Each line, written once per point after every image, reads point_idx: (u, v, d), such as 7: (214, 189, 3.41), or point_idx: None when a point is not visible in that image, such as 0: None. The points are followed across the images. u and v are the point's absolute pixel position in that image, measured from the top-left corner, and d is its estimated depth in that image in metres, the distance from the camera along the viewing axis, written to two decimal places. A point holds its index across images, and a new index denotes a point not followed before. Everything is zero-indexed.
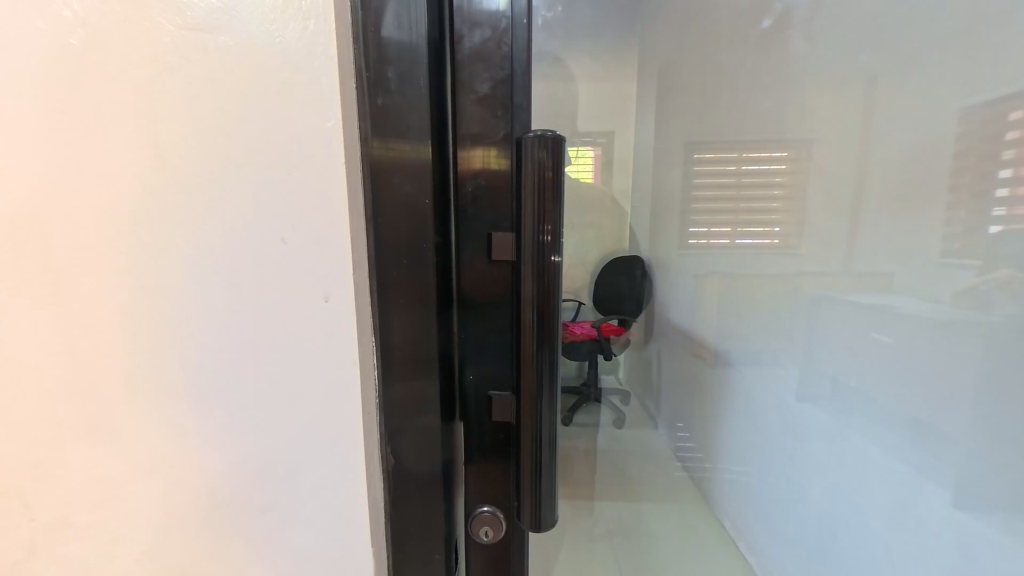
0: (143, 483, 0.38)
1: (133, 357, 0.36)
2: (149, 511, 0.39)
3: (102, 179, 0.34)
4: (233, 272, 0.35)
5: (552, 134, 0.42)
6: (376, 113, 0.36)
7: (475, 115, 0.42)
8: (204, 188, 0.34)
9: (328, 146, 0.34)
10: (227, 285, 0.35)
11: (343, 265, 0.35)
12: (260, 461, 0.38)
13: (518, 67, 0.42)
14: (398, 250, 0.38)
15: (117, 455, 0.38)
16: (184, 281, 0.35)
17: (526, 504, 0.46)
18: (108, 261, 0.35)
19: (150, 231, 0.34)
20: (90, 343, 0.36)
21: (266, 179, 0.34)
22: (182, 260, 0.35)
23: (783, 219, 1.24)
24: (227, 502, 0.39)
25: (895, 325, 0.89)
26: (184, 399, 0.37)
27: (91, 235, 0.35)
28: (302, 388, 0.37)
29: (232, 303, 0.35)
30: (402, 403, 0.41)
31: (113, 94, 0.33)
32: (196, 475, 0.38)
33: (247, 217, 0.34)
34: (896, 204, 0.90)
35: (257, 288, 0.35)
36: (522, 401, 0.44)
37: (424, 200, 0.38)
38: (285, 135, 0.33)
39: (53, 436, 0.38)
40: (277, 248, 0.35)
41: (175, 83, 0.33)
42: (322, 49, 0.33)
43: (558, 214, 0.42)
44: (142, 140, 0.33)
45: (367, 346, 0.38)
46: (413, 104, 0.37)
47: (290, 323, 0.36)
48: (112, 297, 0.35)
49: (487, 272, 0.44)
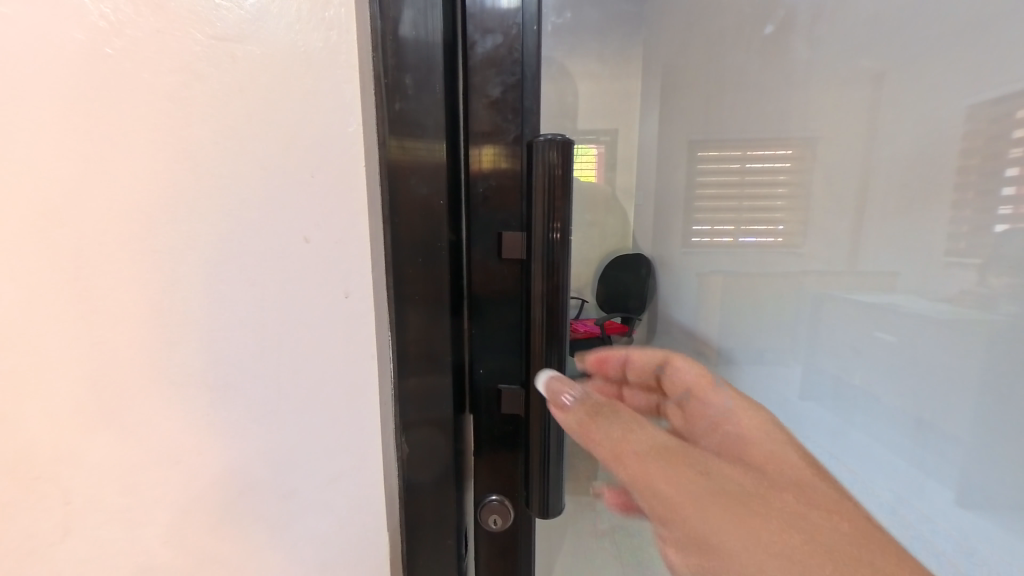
0: (170, 470, 0.40)
1: (160, 352, 0.38)
2: (177, 497, 0.41)
3: (131, 179, 0.36)
4: (260, 266, 0.37)
5: (561, 137, 0.44)
6: (393, 116, 0.38)
7: (486, 118, 0.43)
8: (228, 190, 0.36)
9: (347, 149, 0.36)
10: (253, 283, 0.37)
11: (362, 262, 0.37)
12: (280, 451, 0.40)
13: (527, 71, 0.44)
14: (414, 248, 0.40)
15: (146, 444, 0.40)
16: (212, 278, 0.37)
17: (534, 488, 0.49)
18: (137, 259, 0.37)
19: (177, 231, 0.36)
20: (121, 336, 0.38)
21: (289, 181, 0.35)
22: (211, 258, 0.37)
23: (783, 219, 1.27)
24: (251, 489, 0.41)
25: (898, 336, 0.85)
26: (213, 391, 0.39)
27: (122, 233, 0.36)
28: (322, 379, 0.39)
29: (256, 298, 0.37)
30: (417, 395, 0.43)
31: (148, 99, 0.35)
32: (220, 463, 0.40)
33: (272, 217, 0.36)
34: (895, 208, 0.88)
35: (282, 283, 0.37)
36: (531, 392, 0.46)
37: (437, 201, 0.41)
38: (307, 139, 0.35)
39: (85, 423, 0.40)
40: (301, 244, 0.36)
41: (204, 88, 0.34)
42: (344, 57, 0.35)
43: (566, 212, 0.44)
44: (172, 143, 0.35)
45: (383, 338, 0.40)
46: (430, 109, 0.39)
47: (310, 319, 0.37)
48: (143, 292, 0.37)
49: (496, 269, 0.46)
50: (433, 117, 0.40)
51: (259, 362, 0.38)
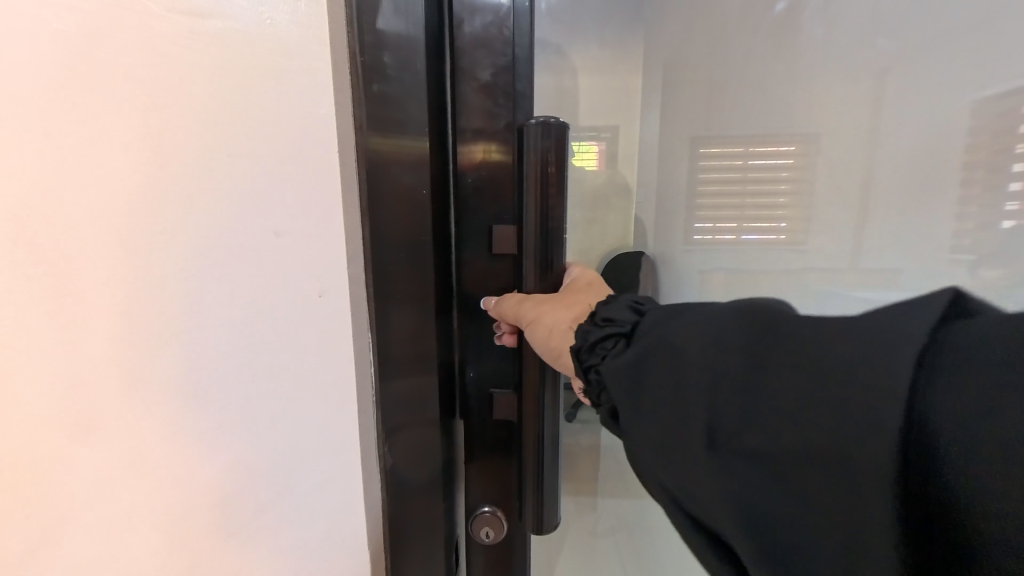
0: (145, 509, 0.35)
1: (134, 375, 0.33)
2: (152, 537, 0.36)
3: (106, 177, 0.30)
4: (231, 267, 0.33)
5: (558, 122, 0.40)
6: (373, 97, 0.33)
7: (476, 104, 0.40)
8: (201, 183, 0.32)
9: (323, 142, 0.34)
10: (220, 285, 0.33)
11: (338, 255, 0.36)
12: (261, 464, 0.37)
13: (520, 52, 0.41)
14: (399, 242, 0.36)
15: (115, 487, 0.34)
16: (178, 284, 0.32)
17: (529, 502, 0.46)
18: (108, 267, 0.31)
19: (148, 232, 0.31)
20: (91, 363, 0.32)
21: (262, 172, 0.33)
22: (179, 261, 0.32)
23: (734, 217, 0.71)
24: (233, 512, 0.37)
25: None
26: (183, 412, 0.34)
27: (93, 237, 0.31)
28: (300, 381, 0.37)
29: (225, 302, 0.34)
30: (403, 400, 0.39)
31: (117, 82, 0.29)
32: (199, 491, 0.36)
33: (241, 211, 0.33)
34: (830, 206, 0.52)
35: (255, 285, 0.34)
36: (524, 396, 0.43)
37: (423, 191, 0.36)
38: (280, 128, 0.33)
39: (41, 475, 0.32)
40: (271, 241, 0.34)
41: (177, 71, 0.30)
42: (316, 32, 0.33)
43: (561, 209, 0.41)
44: (145, 130, 0.30)
45: (360, 344, 0.38)
46: (414, 91, 0.35)
47: (285, 319, 0.35)
48: (113, 306, 0.32)
49: (488, 266, 0.44)
50: (413, 99, 0.35)
51: (235, 373, 0.35)
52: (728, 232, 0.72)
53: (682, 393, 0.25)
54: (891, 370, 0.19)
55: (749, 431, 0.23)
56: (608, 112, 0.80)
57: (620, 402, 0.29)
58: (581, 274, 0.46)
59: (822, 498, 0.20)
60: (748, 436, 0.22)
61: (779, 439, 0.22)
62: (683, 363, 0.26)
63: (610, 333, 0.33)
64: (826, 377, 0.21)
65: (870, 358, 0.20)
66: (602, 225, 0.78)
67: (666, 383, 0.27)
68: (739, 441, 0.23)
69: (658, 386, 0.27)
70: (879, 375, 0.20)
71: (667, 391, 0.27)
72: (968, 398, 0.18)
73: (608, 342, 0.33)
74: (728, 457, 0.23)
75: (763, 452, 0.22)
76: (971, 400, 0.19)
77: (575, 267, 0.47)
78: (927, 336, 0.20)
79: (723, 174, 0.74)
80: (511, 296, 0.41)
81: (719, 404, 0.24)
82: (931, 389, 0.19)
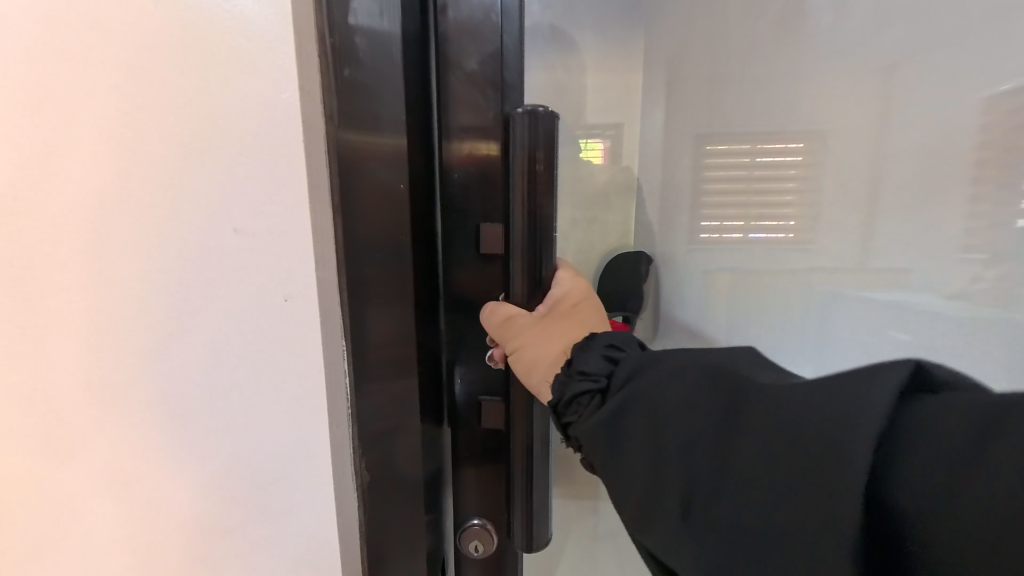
0: (131, 524, 0.33)
1: (116, 387, 0.31)
2: (139, 554, 0.34)
3: (85, 180, 0.28)
4: (186, 269, 0.31)
5: (544, 111, 0.37)
6: (347, 85, 0.30)
7: (461, 94, 0.38)
8: (172, 183, 0.30)
9: (286, 133, 0.30)
10: (175, 289, 0.31)
11: (306, 252, 0.32)
12: (239, 481, 0.34)
13: (508, 40, 0.38)
14: (375, 243, 0.33)
15: (104, 499, 0.33)
16: (127, 288, 0.30)
17: (517, 514, 0.44)
18: (89, 275, 0.29)
19: (126, 238, 0.30)
20: (73, 374, 0.30)
21: (215, 166, 0.30)
22: (128, 264, 0.30)
23: (738, 214, 0.62)
24: (218, 530, 0.35)
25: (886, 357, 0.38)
26: (141, 425, 0.32)
27: (76, 246, 0.29)
28: (275, 392, 0.33)
29: (179, 307, 0.31)
30: (385, 407, 0.36)
31: (91, 77, 0.28)
32: (184, 509, 0.34)
33: (211, 211, 0.30)
34: (841, 206, 0.44)
35: (212, 288, 0.31)
36: (512, 403, 0.42)
37: (400, 187, 0.33)
38: (251, 120, 0.30)
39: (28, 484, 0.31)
40: (232, 240, 0.31)
41: (149, 67, 0.28)
42: (280, 11, 0.29)
43: (550, 206, 0.39)
44: (87, 125, 0.28)
45: (333, 355, 0.34)
46: (387, 78, 0.32)
47: (257, 323, 0.32)
48: (89, 315, 0.30)
49: (477, 266, 0.41)
50: (388, 87, 0.32)
51: (213, 384, 0.33)
52: (734, 229, 0.63)
53: (661, 463, 0.27)
54: (848, 456, 0.20)
55: (723, 505, 0.24)
56: (609, 112, 0.88)
57: (600, 460, 0.31)
58: (572, 286, 0.41)
59: (771, 559, 0.22)
60: (717, 508, 0.24)
61: (739, 510, 0.24)
62: (660, 435, 0.28)
63: (583, 389, 0.33)
64: (783, 460, 0.23)
65: (827, 452, 0.21)
66: (603, 226, 0.88)
67: (643, 451, 0.28)
68: (710, 510, 0.25)
69: (638, 452, 0.29)
70: (844, 453, 0.21)
71: (643, 459, 0.28)
72: (938, 461, 0.19)
73: (584, 395, 0.33)
74: (698, 524, 0.25)
75: (726, 524, 0.24)
76: (930, 476, 0.19)
77: (563, 276, 0.42)
78: (884, 421, 0.20)
79: (728, 171, 0.65)
80: (496, 313, 0.39)
81: (695, 476, 0.26)
82: (887, 472, 0.20)
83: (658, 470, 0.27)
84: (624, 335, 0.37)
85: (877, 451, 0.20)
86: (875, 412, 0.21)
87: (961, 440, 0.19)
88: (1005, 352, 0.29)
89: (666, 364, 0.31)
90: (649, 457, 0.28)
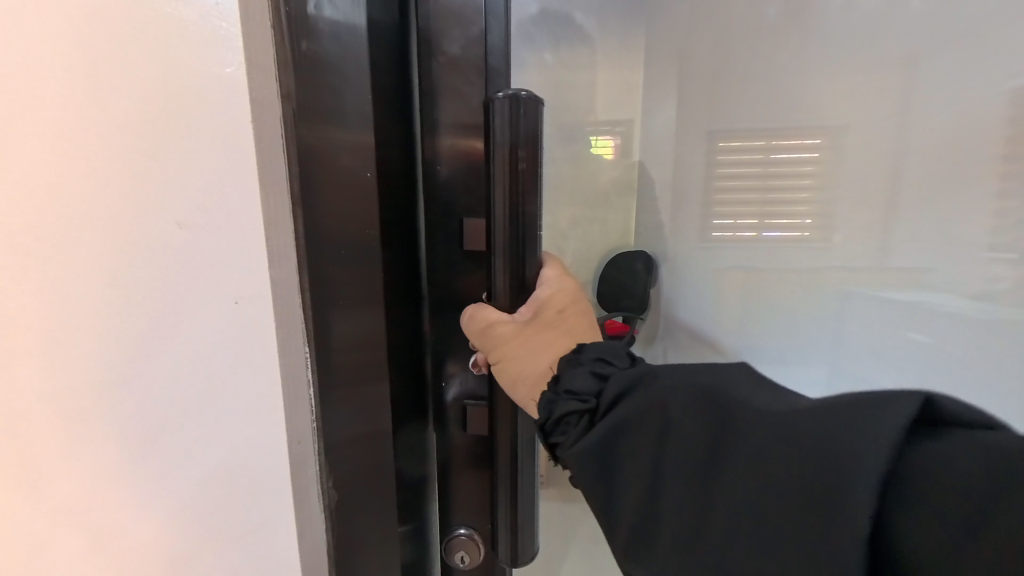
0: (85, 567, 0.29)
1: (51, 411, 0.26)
2: None
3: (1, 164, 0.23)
4: (125, 270, 0.25)
5: (528, 96, 0.34)
6: (302, 60, 0.27)
7: (443, 81, 0.36)
8: (106, 167, 0.23)
9: (232, 95, 0.24)
10: (111, 297, 0.25)
11: (257, 253, 0.25)
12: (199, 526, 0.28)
13: (494, 21, 0.35)
14: (336, 240, 0.30)
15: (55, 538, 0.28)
16: (53, 298, 0.24)
17: (502, 527, 0.41)
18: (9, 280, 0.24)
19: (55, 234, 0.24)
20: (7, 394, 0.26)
21: (156, 144, 0.23)
22: (53, 270, 0.24)
23: (754, 211, 0.56)
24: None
25: (892, 358, 0.36)
26: (78, 464, 0.27)
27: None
28: (231, 423, 0.27)
29: (119, 317, 0.25)
30: (353, 412, 0.32)
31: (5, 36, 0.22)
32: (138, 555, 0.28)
33: (154, 203, 0.24)
34: (852, 203, 0.40)
35: (161, 294, 0.25)
36: (497, 408, 0.39)
37: (365, 174, 0.30)
38: (188, 83, 0.23)
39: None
40: (178, 238, 0.24)
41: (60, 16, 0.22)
42: None
43: (534, 204, 0.35)
44: None
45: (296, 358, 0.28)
46: (348, 49, 0.29)
47: (207, 338, 0.26)
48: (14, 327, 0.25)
49: (460, 263, 0.39)
50: (351, 62, 0.29)
51: (159, 413, 0.26)
52: (749, 228, 0.58)
53: (656, 498, 0.25)
54: (851, 501, 0.19)
55: (720, 544, 0.23)
56: (615, 110, 0.87)
57: (584, 490, 0.28)
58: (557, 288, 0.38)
59: None
60: (715, 548, 0.23)
61: (739, 549, 0.22)
62: (656, 468, 0.25)
63: (570, 409, 0.30)
64: (782, 495, 0.21)
65: (835, 496, 0.20)
66: (602, 223, 0.87)
67: (637, 485, 0.26)
68: (707, 549, 0.23)
69: (631, 486, 0.26)
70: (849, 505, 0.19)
71: (637, 492, 0.26)
72: (946, 529, 0.18)
73: (569, 416, 0.30)
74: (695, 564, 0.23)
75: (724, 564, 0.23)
76: (942, 530, 0.18)
77: (549, 275, 0.39)
78: (898, 454, 0.19)
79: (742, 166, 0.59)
80: (476, 319, 0.36)
81: (695, 514, 0.24)
82: (897, 510, 0.19)
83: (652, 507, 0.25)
84: (612, 346, 0.34)
85: (886, 488, 0.19)
86: (874, 461, 0.19)
87: (980, 481, 0.17)
88: (1004, 351, 0.28)
89: (660, 383, 0.28)
90: (643, 493, 0.25)
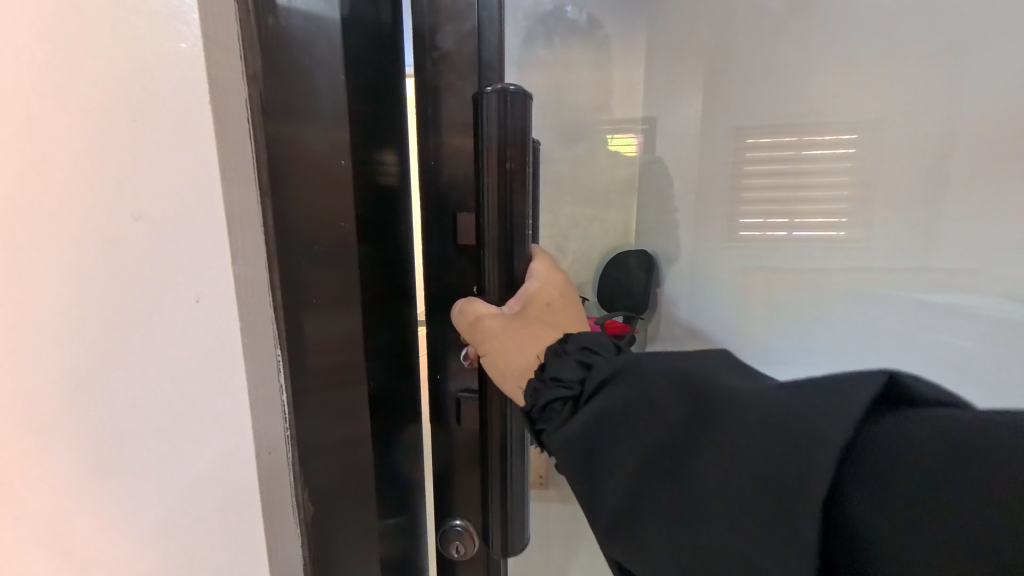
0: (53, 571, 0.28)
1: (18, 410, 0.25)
2: None
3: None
4: (79, 268, 0.23)
5: (517, 91, 0.34)
6: (268, 38, 0.26)
7: (433, 75, 0.36)
8: (69, 157, 0.22)
9: (187, 72, 0.21)
10: (65, 294, 0.23)
11: (217, 252, 0.22)
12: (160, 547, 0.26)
13: (486, 15, 0.36)
14: (313, 233, 0.30)
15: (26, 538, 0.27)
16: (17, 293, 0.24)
17: (495, 516, 0.41)
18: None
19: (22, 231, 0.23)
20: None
21: (114, 132, 0.21)
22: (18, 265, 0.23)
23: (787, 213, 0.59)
24: None
25: (928, 356, 0.40)
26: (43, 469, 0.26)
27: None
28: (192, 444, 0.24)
29: (72, 318, 0.23)
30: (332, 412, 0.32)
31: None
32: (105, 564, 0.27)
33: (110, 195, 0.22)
34: (900, 196, 0.43)
35: (115, 293, 0.23)
36: (487, 399, 0.39)
37: (339, 162, 0.31)
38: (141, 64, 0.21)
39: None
40: (135, 232, 0.22)
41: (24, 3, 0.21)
42: None
43: (523, 201, 0.36)
44: None
45: (267, 368, 0.26)
46: (322, 32, 0.29)
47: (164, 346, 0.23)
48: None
49: (452, 258, 0.39)
50: (323, 41, 0.29)
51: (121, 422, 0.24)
52: (781, 228, 0.60)
53: (637, 491, 0.24)
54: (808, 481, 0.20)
55: (692, 536, 0.23)
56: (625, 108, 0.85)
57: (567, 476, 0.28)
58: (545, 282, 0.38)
59: None
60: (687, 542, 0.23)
61: (707, 539, 0.22)
62: (640, 461, 0.25)
63: (557, 396, 0.30)
64: (751, 482, 0.22)
65: (795, 480, 0.20)
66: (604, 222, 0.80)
67: (619, 476, 0.25)
68: (681, 543, 0.23)
69: (613, 477, 0.25)
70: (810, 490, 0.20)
71: (619, 483, 0.25)
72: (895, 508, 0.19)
73: (557, 403, 0.30)
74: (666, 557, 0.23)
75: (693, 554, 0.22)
76: (891, 508, 0.19)
77: (538, 269, 0.38)
78: (857, 428, 0.20)
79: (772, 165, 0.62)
80: (465, 313, 0.37)
81: (670, 507, 0.23)
82: (853, 481, 0.20)
83: (633, 499, 0.24)
84: (600, 336, 0.33)
85: (843, 461, 0.20)
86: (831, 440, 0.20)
87: (934, 455, 0.19)
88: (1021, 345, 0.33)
89: (646, 373, 0.27)
90: (624, 483, 0.25)
